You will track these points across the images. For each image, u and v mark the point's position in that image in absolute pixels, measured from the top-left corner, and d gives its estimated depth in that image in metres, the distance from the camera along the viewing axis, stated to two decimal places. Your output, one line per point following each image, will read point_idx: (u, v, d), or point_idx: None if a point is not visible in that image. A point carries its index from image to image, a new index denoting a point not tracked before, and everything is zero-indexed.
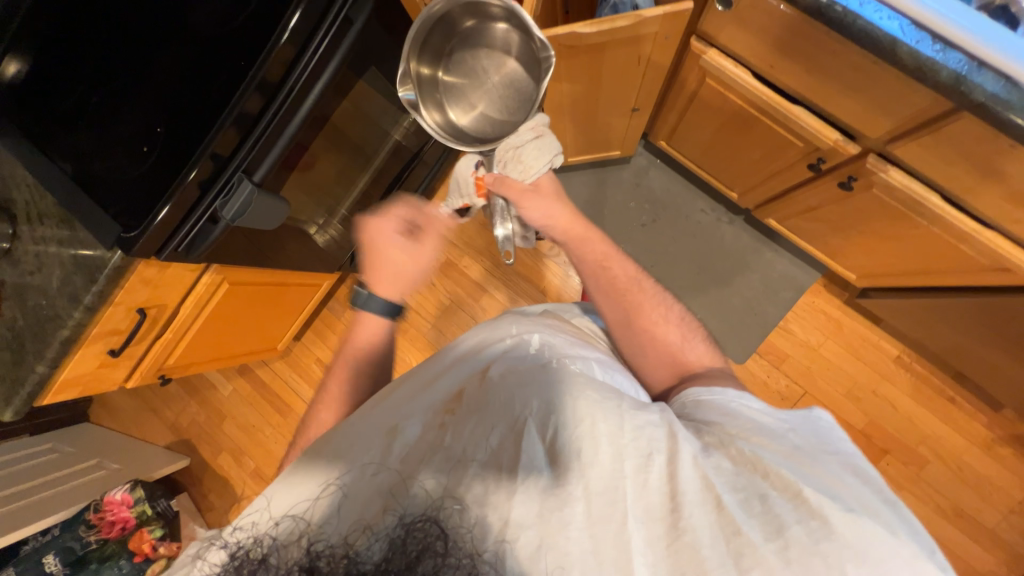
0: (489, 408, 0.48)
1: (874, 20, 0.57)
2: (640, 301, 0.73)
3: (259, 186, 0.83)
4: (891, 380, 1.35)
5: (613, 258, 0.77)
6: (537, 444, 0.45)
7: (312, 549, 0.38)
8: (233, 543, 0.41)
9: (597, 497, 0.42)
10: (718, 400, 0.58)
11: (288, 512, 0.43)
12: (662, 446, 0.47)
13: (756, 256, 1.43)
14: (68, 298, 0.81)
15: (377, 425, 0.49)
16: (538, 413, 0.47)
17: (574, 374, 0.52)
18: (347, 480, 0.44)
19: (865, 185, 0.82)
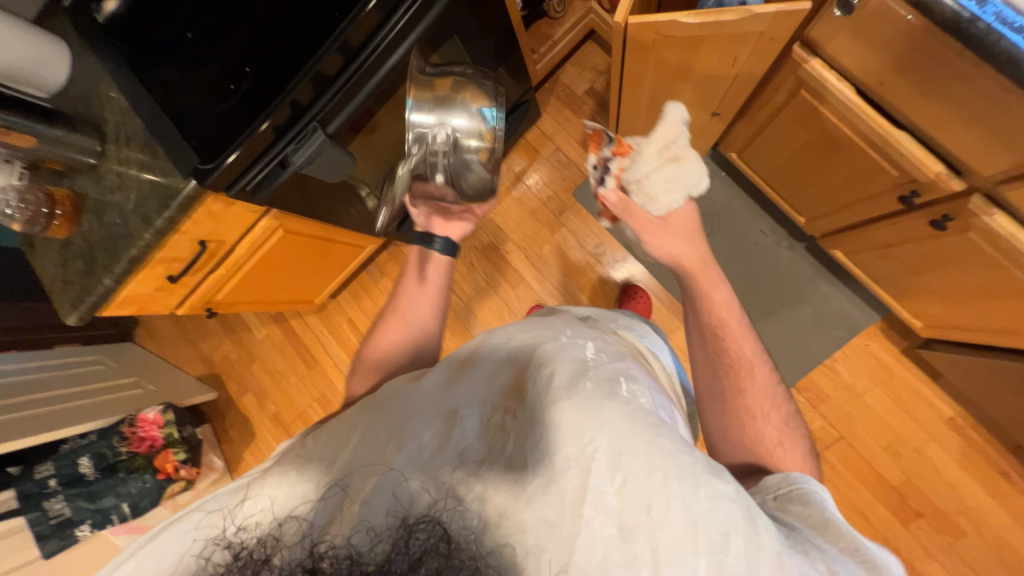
0: (549, 432, 0.45)
1: (1021, 42, 0.52)
2: (743, 379, 0.66)
3: (331, 138, 0.85)
4: (939, 441, 1.26)
5: (732, 332, 0.67)
6: (606, 488, 0.41)
7: (314, 551, 0.39)
8: (236, 545, 0.43)
9: (665, 566, 0.39)
10: (808, 500, 0.52)
11: (290, 514, 0.45)
12: (739, 525, 0.41)
13: (811, 288, 1.35)
14: (141, 219, 0.85)
15: (422, 424, 0.50)
16: (607, 454, 0.42)
17: (645, 409, 0.48)
18: (376, 481, 0.45)
19: (961, 227, 0.75)
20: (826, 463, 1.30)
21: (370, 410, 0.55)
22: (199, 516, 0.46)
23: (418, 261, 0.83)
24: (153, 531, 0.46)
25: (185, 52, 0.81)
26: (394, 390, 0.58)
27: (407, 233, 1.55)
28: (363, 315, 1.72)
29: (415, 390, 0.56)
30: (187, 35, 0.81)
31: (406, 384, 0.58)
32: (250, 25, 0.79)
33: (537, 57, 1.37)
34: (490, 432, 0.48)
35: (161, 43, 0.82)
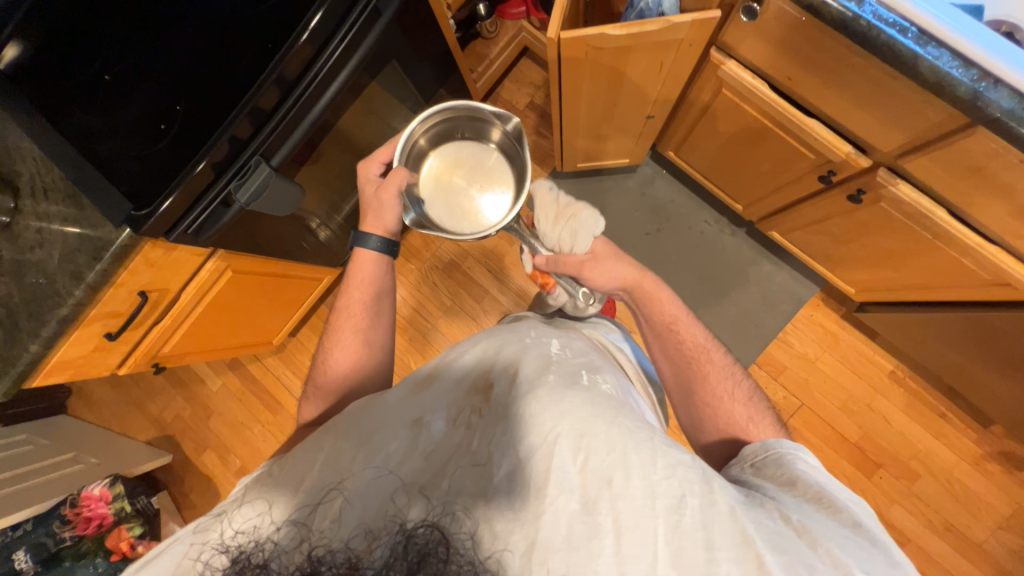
0: (518, 424, 0.50)
1: (897, 36, 0.59)
2: (702, 371, 0.76)
3: (276, 170, 0.84)
4: (885, 394, 1.37)
5: (682, 325, 0.81)
6: (569, 467, 0.46)
7: (313, 553, 0.39)
8: (233, 548, 0.43)
9: (626, 533, 0.43)
10: (775, 454, 0.59)
11: (287, 518, 0.44)
12: (695, 487, 0.46)
13: (755, 268, 1.45)
14: (70, 275, 0.78)
15: (394, 430, 0.52)
16: (570, 437, 0.48)
17: (603, 397, 0.55)
18: (366, 481, 0.46)
19: (874, 198, 0.84)
20: (792, 431, 1.39)
21: (348, 419, 0.56)
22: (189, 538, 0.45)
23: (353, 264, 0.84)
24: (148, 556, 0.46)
25: (106, 96, 0.76)
26: (365, 403, 0.59)
27: None
28: None
29: (383, 398, 0.58)
30: (104, 78, 0.76)
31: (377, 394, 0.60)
32: (175, 62, 0.75)
33: (476, 75, 1.40)
34: (460, 433, 0.51)
35: (76, 87, 0.76)
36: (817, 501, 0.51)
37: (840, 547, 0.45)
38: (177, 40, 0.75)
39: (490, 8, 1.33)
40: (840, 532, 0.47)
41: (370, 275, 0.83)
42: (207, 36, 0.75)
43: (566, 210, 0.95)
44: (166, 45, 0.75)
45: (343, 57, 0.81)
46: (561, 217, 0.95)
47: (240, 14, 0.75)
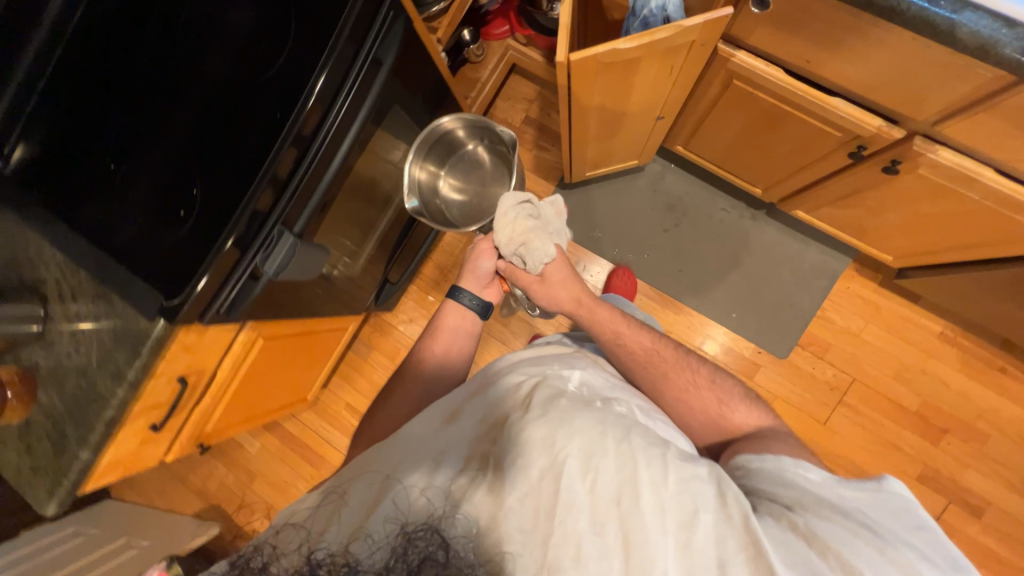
0: (525, 447, 0.57)
1: (928, 6, 0.57)
2: (662, 372, 0.83)
3: (299, 237, 0.81)
4: (939, 357, 1.33)
5: (627, 334, 0.88)
6: (580, 486, 0.53)
7: (314, 560, 0.48)
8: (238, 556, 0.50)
9: (636, 548, 0.50)
10: (770, 465, 0.62)
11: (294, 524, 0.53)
12: (708, 505, 0.53)
13: (783, 249, 1.42)
14: (111, 376, 0.76)
15: (416, 459, 0.59)
16: (579, 457, 0.55)
17: (615, 418, 0.62)
18: (380, 499, 0.54)
19: (911, 168, 0.81)
20: (848, 408, 1.35)
21: (375, 447, 0.64)
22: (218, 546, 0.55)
23: (445, 311, 0.96)
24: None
25: (121, 191, 0.77)
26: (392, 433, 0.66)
27: (386, 302, 1.53)
28: (360, 397, 1.64)
29: (409, 427, 0.65)
30: (120, 174, 0.77)
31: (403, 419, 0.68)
32: (186, 147, 0.75)
33: (470, 101, 1.39)
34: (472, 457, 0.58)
35: (95, 189, 0.78)
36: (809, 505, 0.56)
37: (844, 549, 0.50)
38: (187, 124, 0.75)
39: (475, 32, 1.31)
40: (845, 532, 0.52)
41: (454, 328, 0.94)
42: (216, 114, 0.74)
43: (524, 230, 0.93)
44: (177, 131, 0.75)
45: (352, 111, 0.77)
46: (519, 237, 0.92)
47: (244, 87, 0.74)
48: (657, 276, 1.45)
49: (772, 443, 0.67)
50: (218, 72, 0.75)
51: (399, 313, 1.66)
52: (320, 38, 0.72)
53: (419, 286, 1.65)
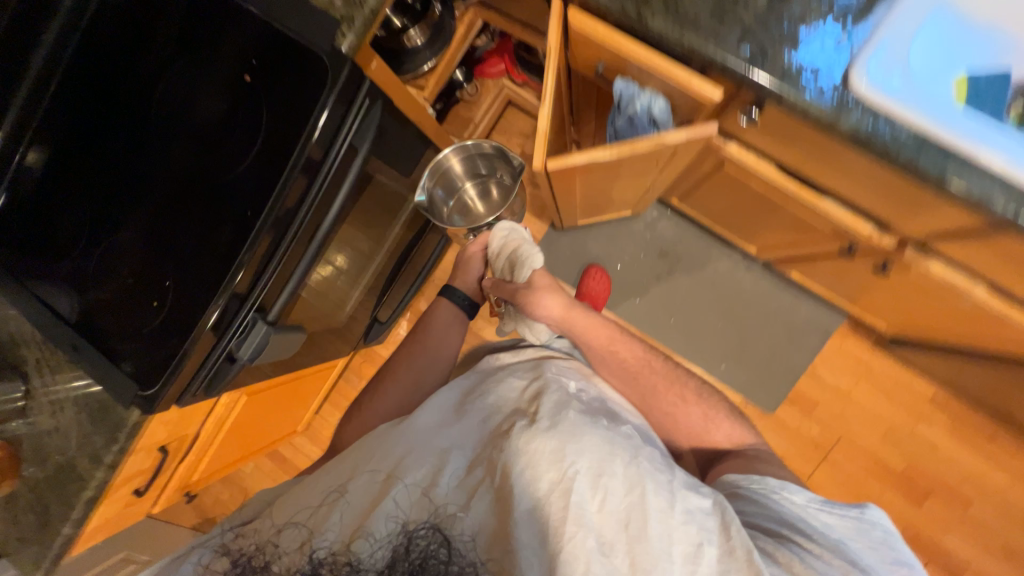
0: (534, 459, 0.65)
1: (917, 154, 0.53)
2: (651, 385, 0.93)
3: (274, 323, 0.80)
4: (929, 420, 1.31)
5: (620, 346, 0.96)
6: (591, 506, 0.62)
7: (318, 557, 0.62)
8: (229, 552, 0.67)
9: (640, 557, 0.60)
10: (764, 492, 0.72)
11: (291, 523, 0.68)
12: (711, 535, 0.62)
13: (777, 302, 1.39)
14: (90, 457, 0.78)
15: (425, 463, 0.70)
16: (587, 475, 0.64)
17: (619, 439, 0.71)
18: (383, 496, 0.67)
19: (903, 270, 0.78)
20: (832, 466, 1.34)
21: (387, 445, 0.76)
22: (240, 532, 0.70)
23: (434, 308, 1.13)
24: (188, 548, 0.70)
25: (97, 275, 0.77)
26: (398, 426, 0.80)
27: (377, 337, 1.53)
28: None
29: (415, 424, 0.79)
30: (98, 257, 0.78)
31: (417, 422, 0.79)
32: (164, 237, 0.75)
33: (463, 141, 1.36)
34: (479, 469, 0.69)
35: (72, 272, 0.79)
36: (785, 530, 0.67)
37: None
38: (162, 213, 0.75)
39: (468, 74, 1.27)
40: (833, 564, 0.62)
41: (447, 318, 1.12)
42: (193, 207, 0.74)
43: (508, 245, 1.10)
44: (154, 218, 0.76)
45: (325, 202, 0.75)
46: (506, 257, 1.10)
47: (217, 179, 0.73)
48: (648, 323, 1.44)
49: (750, 469, 0.78)
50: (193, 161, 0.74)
51: (391, 343, 1.66)
52: (290, 136, 0.69)
53: (411, 318, 1.65)
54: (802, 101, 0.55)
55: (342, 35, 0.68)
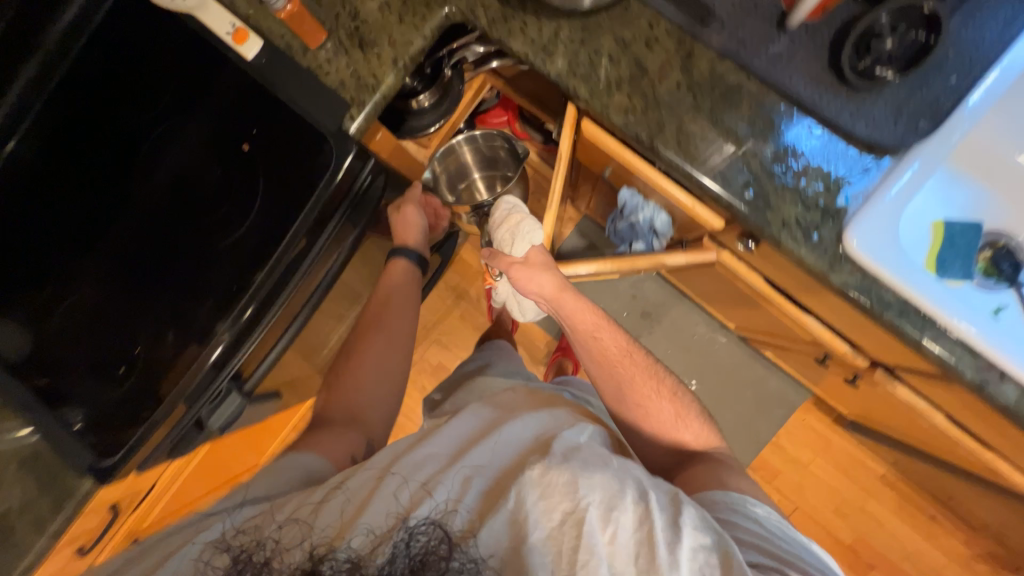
0: (546, 490, 0.47)
1: (899, 318, 0.56)
2: (628, 372, 0.72)
3: (251, 391, 0.72)
4: (877, 497, 1.39)
5: (605, 329, 0.75)
6: (600, 537, 0.45)
7: (313, 554, 0.43)
8: (235, 546, 0.46)
9: None
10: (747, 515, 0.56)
11: (289, 518, 0.48)
12: None
13: (749, 372, 1.44)
14: (31, 524, 0.72)
15: (447, 475, 0.51)
16: (599, 507, 0.46)
17: (633, 481, 0.51)
18: (378, 493, 0.48)
19: (871, 387, 0.82)
20: None
21: (399, 452, 0.55)
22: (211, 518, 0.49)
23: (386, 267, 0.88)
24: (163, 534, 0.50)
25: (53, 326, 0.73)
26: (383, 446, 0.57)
27: None
28: None
29: (395, 449, 0.57)
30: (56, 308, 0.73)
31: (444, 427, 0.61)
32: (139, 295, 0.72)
33: None
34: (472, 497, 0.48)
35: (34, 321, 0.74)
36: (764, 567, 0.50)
37: None
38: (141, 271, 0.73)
39: (470, 124, 1.26)
40: None
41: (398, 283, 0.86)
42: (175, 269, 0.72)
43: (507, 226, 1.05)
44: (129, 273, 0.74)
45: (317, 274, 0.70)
46: (506, 217, 0.89)
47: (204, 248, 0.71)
48: None
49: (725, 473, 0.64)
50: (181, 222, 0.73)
51: None
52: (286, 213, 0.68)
53: None
54: (799, 252, 0.57)
55: (351, 118, 0.66)
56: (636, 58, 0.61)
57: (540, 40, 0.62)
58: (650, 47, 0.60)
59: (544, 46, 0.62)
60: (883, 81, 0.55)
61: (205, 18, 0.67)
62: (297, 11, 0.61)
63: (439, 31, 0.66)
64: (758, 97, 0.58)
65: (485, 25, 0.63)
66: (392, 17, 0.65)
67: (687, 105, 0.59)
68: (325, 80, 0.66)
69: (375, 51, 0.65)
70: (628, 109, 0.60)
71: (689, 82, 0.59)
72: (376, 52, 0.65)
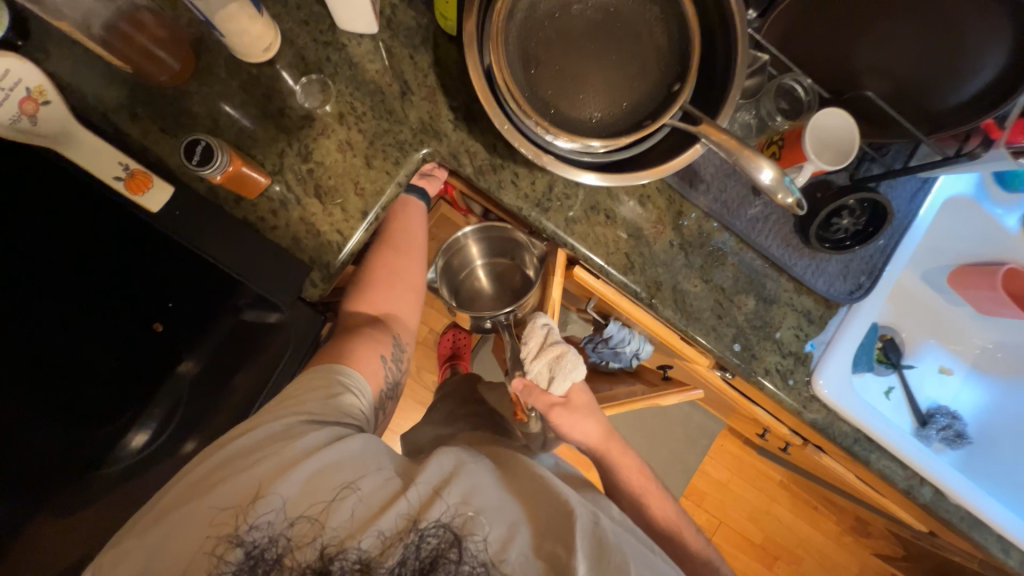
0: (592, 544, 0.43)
1: (850, 442, 0.65)
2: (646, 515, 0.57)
3: None
4: (779, 500, 1.64)
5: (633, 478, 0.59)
6: None
7: (327, 555, 0.39)
8: (248, 542, 0.39)
9: None
10: None
11: (304, 513, 0.41)
12: None
13: (678, 410, 1.59)
14: None
15: (495, 503, 0.44)
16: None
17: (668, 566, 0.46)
18: (408, 524, 0.41)
19: (800, 452, 0.96)
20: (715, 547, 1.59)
21: (453, 467, 0.46)
22: (216, 501, 0.41)
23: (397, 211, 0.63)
24: (158, 511, 0.41)
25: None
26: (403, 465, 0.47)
27: None
28: None
29: (440, 462, 0.47)
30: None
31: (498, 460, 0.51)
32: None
33: None
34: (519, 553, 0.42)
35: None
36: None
37: None
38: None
39: None
40: None
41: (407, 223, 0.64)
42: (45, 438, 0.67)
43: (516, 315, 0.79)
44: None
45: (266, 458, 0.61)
46: (540, 346, 0.62)
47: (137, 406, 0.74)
48: None
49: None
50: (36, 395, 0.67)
51: None
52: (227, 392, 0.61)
53: None
54: (779, 396, 0.63)
55: (313, 284, 0.54)
56: (631, 216, 0.60)
57: (534, 194, 0.57)
58: (643, 204, 0.60)
59: (539, 201, 0.58)
60: (842, 247, 0.61)
61: (71, 153, 0.48)
62: (239, 172, 0.48)
63: (415, 175, 0.56)
64: (739, 255, 0.62)
65: (472, 175, 0.56)
66: (356, 160, 0.54)
67: (680, 263, 0.61)
68: (273, 236, 0.53)
69: (338, 202, 0.54)
70: (626, 267, 0.60)
71: (680, 240, 0.61)
72: (339, 203, 0.54)
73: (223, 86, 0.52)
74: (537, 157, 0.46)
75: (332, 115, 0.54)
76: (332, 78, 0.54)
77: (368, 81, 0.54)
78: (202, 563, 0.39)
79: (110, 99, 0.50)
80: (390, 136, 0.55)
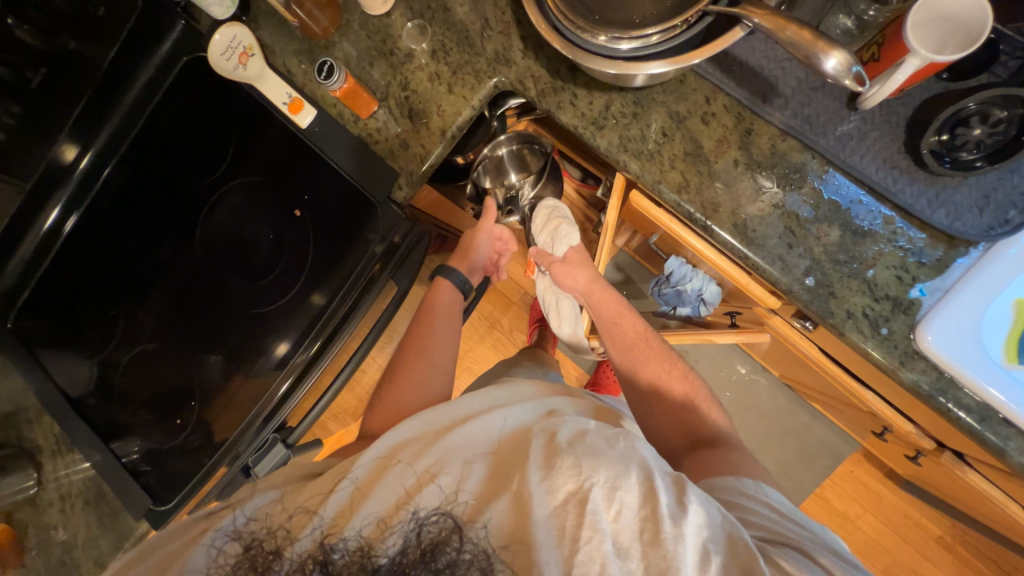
0: (541, 462, 0.43)
1: (976, 423, 0.51)
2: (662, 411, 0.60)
3: (293, 445, 0.73)
4: (934, 561, 1.27)
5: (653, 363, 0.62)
6: (603, 517, 0.39)
7: (321, 541, 0.42)
8: (246, 535, 0.45)
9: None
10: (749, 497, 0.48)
11: (296, 506, 0.47)
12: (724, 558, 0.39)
13: (793, 419, 1.36)
14: (94, 560, 0.78)
15: (452, 457, 0.46)
16: (603, 483, 0.40)
17: (638, 458, 0.44)
18: (380, 481, 0.45)
19: (937, 464, 0.76)
20: None
21: (410, 436, 0.51)
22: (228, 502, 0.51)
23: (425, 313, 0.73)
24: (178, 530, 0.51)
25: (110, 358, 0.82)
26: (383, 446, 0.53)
27: None
28: None
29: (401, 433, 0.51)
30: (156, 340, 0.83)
31: (451, 406, 0.54)
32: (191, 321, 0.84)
33: None
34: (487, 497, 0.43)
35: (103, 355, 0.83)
36: (768, 546, 0.42)
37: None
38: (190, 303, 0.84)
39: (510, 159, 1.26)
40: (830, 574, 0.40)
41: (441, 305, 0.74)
42: (223, 296, 0.83)
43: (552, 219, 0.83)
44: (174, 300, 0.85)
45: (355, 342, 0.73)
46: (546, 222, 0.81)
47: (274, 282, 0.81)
48: None
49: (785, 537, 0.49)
50: (223, 268, 0.84)
51: None
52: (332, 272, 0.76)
53: None
54: (866, 347, 0.53)
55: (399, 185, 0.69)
56: (690, 133, 0.59)
57: (591, 113, 0.61)
58: (707, 121, 0.58)
59: (594, 120, 0.61)
60: (973, 168, 0.50)
61: (262, 88, 0.70)
62: (350, 88, 0.66)
63: (487, 100, 0.66)
64: (824, 178, 0.55)
65: (535, 97, 0.63)
66: (440, 87, 0.66)
67: (745, 185, 0.57)
68: (375, 148, 0.68)
69: (423, 122, 0.66)
70: (681, 185, 0.58)
71: (747, 159, 0.57)
72: (425, 123, 0.66)
73: (355, 36, 0.69)
74: (570, 53, 0.50)
75: (427, 51, 0.66)
76: (430, 21, 0.66)
77: (456, 22, 0.65)
78: (206, 551, 0.45)
79: (288, 52, 0.71)
80: (469, 66, 0.65)
